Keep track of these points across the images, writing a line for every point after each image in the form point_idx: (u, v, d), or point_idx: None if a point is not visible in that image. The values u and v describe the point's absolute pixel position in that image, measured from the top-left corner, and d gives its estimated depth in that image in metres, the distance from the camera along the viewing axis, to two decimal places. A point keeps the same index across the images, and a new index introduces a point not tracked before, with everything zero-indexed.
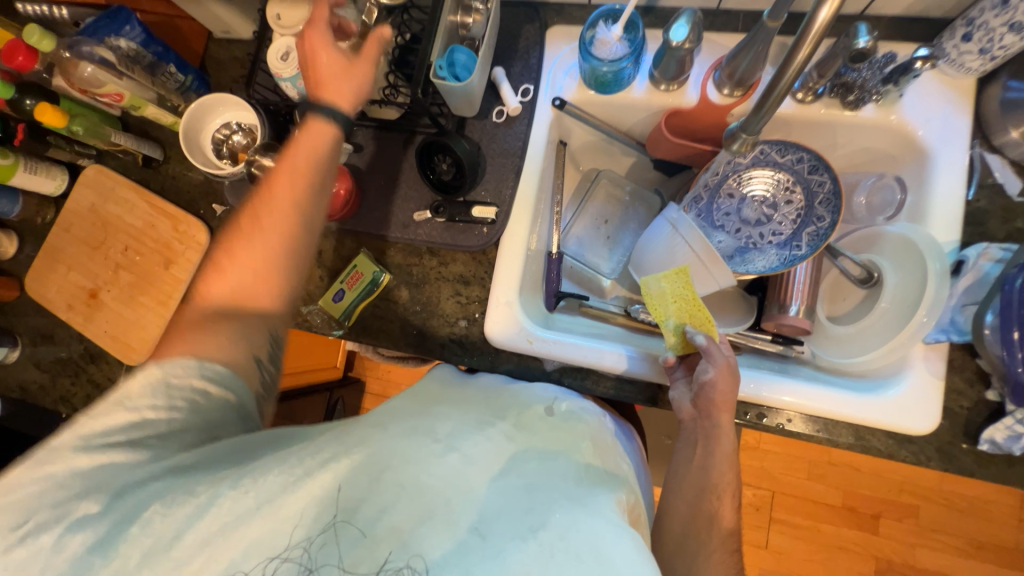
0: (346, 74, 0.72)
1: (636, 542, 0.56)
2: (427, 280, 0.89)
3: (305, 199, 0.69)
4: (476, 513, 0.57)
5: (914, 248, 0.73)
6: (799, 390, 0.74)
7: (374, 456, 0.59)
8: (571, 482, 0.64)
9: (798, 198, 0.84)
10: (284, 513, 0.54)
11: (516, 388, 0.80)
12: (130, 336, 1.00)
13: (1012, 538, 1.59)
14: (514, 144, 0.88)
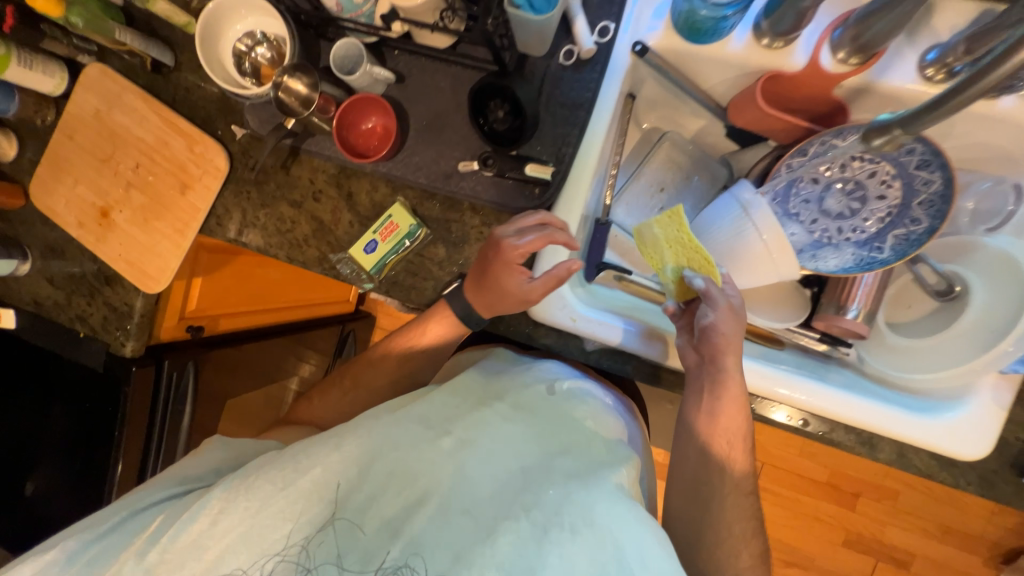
0: (513, 289, 0.71)
1: (638, 512, 0.59)
2: (467, 240, 0.82)
3: (406, 364, 0.83)
4: (466, 499, 0.60)
5: (1014, 268, 0.67)
6: (848, 400, 0.70)
7: (369, 446, 0.63)
8: (566, 459, 0.65)
9: (894, 193, 0.75)
10: (283, 503, 0.60)
11: (505, 374, 0.74)
12: (147, 263, 0.95)
13: (978, 527, 1.68)
14: (581, 95, 0.77)
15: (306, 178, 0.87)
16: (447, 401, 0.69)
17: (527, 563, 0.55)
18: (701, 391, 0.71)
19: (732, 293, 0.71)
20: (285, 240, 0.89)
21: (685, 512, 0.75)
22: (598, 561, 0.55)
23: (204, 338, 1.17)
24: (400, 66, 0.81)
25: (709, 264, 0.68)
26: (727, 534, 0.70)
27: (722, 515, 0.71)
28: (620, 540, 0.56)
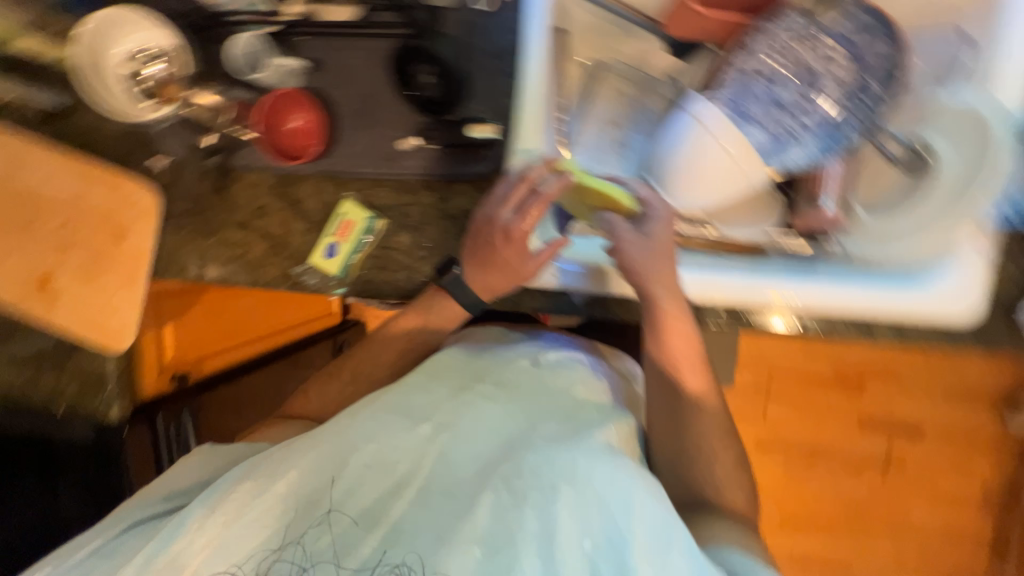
0: (509, 263, 0.70)
1: (617, 463, 0.60)
2: (428, 221, 0.78)
3: (397, 356, 0.80)
4: (450, 482, 0.62)
5: (978, 122, 0.66)
6: (841, 296, 0.72)
7: (351, 451, 0.63)
8: (550, 423, 0.65)
9: (845, 69, 0.71)
10: (270, 512, 0.61)
11: (495, 351, 0.76)
12: (105, 320, 0.89)
13: (977, 382, 1.77)
14: (506, 39, 0.72)
15: (247, 195, 0.82)
16: (430, 389, 0.69)
17: (509, 533, 0.57)
18: (647, 326, 0.72)
19: (655, 232, 0.70)
20: (241, 264, 0.84)
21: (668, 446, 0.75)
22: (583, 519, 0.57)
23: (194, 384, 1.14)
24: (309, 50, 0.75)
25: (607, 194, 0.70)
26: (722, 448, 0.75)
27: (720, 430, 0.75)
28: (603, 493, 0.58)
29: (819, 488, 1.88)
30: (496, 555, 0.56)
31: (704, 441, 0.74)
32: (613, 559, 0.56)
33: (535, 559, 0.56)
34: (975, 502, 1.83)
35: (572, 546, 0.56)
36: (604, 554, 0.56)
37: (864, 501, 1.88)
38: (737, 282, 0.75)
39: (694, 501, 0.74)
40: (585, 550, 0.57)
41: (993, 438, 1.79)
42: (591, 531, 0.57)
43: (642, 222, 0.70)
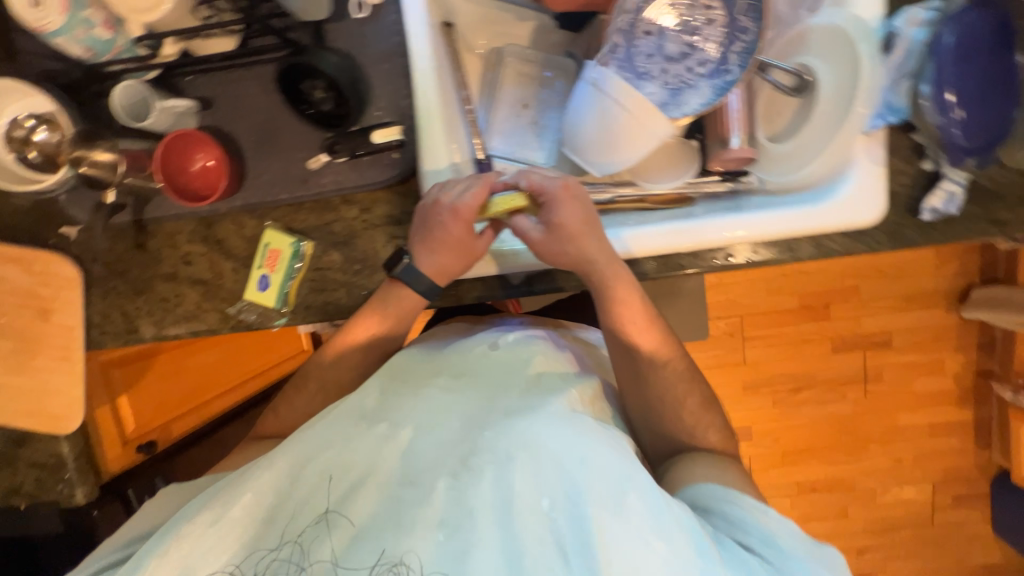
0: (457, 251, 0.72)
1: (573, 425, 0.62)
2: (355, 234, 0.78)
3: (359, 361, 0.78)
4: (411, 471, 0.61)
5: (841, 35, 0.69)
6: (752, 222, 0.74)
7: (311, 464, 0.63)
8: (507, 398, 0.66)
9: (717, 14, 0.75)
10: (256, 527, 0.61)
11: (454, 345, 0.77)
12: (49, 404, 0.86)
13: (930, 284, 1.86)
14: (391, 41, 0.72)
15: (168, 246, 0.80)
16: (389, 391, 0.69)
17: (467, 510, 0.58)
18: (594, 290, 0.74)
19: (558, 216, 0.70)
20: (177, 317, 0.82)
21: (638, 400, 0.77)
22: (540, 481, 0.58)
23: (160, 451, 1.12)
24: (200, 89, 0.74)
25: (500, 203, 0.70)
26: (689, 389, 0.76)
27: (683, 370, 0.76)
28: (560, 454, 0.59)
29: (809, 416, 1.94)
30: (456, 534, 0.57)
31: (667, 391, 0.75)
32: (573, 514, 0.57)
33: (495, 530, 0.57)
34: (951, 394, 1.93)
35: (531, 510, 0.57)
36: (561, 515, 0.57)
37: (853, 418, 1.95)
38: (658, 234, 0.75)
39: (676, 448, 0.77)
40: (545, 511, 0.57)
41: (953, 331, 1.89)
42: (549, 492, 0.58)
43: (545, 209, 0.71)
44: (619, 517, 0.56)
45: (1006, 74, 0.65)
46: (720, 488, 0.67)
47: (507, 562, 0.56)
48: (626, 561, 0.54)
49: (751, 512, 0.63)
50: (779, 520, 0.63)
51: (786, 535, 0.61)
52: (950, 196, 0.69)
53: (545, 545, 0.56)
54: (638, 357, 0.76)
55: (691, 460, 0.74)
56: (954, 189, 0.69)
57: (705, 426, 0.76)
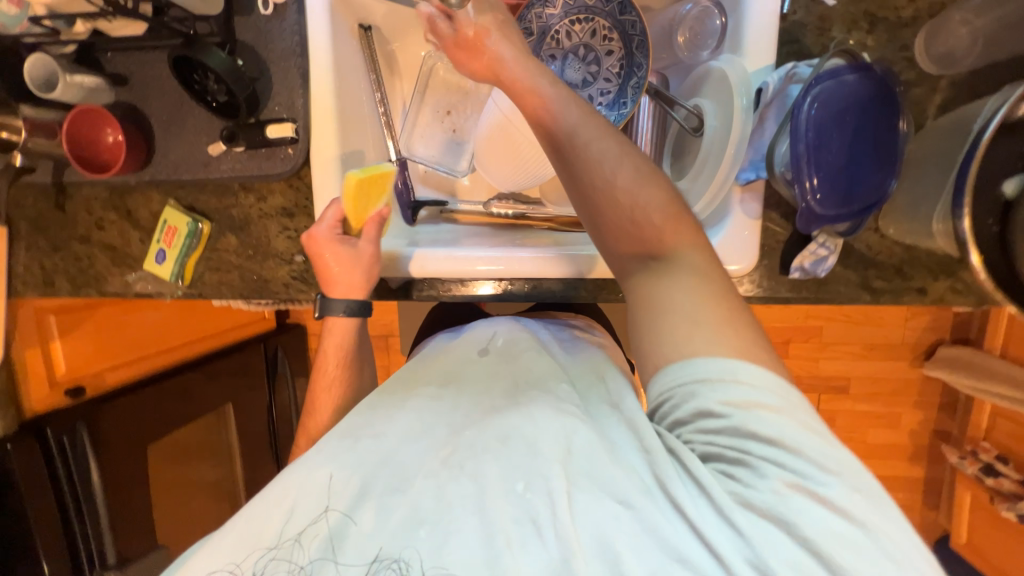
0: (361, 268, 0.73)
1: (555, 414, 0.55)
2: (251, 221, 0.81)
3: (337, 396, 0.75)
4: (393, 472, 0.53)
5: (727, 82, 0.68)
6: (744, 249, 0.69)
7: (305, 484, 0.53)
8: (489, 399, 0.60)
9: (617, 45, 0.75)
10: (243, 535, 0.52)
11: (448, 345, 0.73)
12: None
13: (898, 336, 1.69)
14: (290, 41, 0.75)
15: (83, 210, 0.85)
16: (378, 404, 0.62)
17: (445, 503, 0.50)
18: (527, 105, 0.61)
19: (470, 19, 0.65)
20: (89, 277, 0.87)
21: (578, 195, 0.58)
22: (513, 466, 0.51)
23: (89, 397, 1.16)
24: (117, 66, 0.78)
25: (351, 207, 0.71)
26: (629, 161, 0.57)
27: (612, 142, 0.57)
28: (533, 438, 0.52)
29: None
30: (434, 527, 0.49)
31: (604, 163, 0.56)
32: (545, 490, 0.49)
33: (472, 521, 0.48)
34: (903, 450, 1.78)
35: (502, 494, 0.49)
36: (537, 499, 0.48)
37: None
38: (488, 259, 0.76)
39: (647, 252, 0.55)
40: (517, 495, 0.49)
41: (914, 387, 1.73)
42: (522, 474, 0.50)
43: (454, 18, 0.66)
44: (589, 491, 0.48)
45: (866, 139, 0.62)
46: (687, 363, 0.48)
47: (482, 554, 0.47)
48: (620, 535, 0.46)
49: (724, 401, 0.46)
50: (759, 393, 0.45)
51: (772, 418, 0.45)
52: (820, 257, 0.68)
53: (518, 526, 0.48)
54: (563, 147, 0.58)
55: (660, 292, 0.52)
56: (824, 251, 0.68)
57: (655, 203, 0.55)
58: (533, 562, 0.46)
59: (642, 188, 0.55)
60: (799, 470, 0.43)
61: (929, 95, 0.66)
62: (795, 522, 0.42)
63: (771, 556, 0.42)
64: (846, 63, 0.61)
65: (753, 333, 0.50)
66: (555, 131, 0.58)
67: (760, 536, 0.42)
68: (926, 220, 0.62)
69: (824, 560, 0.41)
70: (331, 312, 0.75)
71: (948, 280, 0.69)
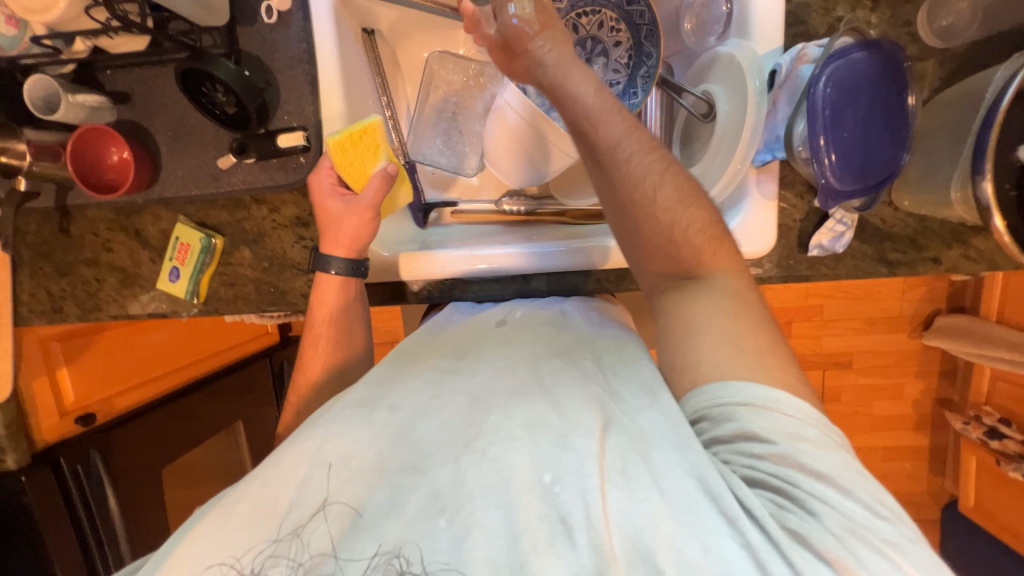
0: (351, 221, 0.71)
1: (583, 397, 0.53)
2: (265, 233, 0.81)
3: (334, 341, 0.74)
4: (409, 454, 0.51)
5: (737, 67, 0.70)
6: (757, 203, 0.69)
7: (319, 454, 0.52)
8: (510, 366, 0.60)
9: (625, 35, 0.76)
10: (248, 514, 0.50)
11: (464, 319, 0.74)
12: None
13: (896, 309, 1.65)
14: (297, 48, 0.74)
15: (89, 232, 0.83)
16: (391, 376, 0.62)
17: (465, 490, 0.47)
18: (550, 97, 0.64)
19: (517, 17, 0.64)
20: (99, 300, 0.85)
21: (617, 207, 0.61)
22: (541, 455, 0.48)
23: (101, 423, 1.12)
24: (116, 83, 0.76)
25: (344, 172, 0.72)
26: (675, 186, 0.59)
27: (654, 160, 0.59)
28: (561, 431, 0.50)
29: None
30: (455, 517, 0.46)
31: (651, 185, 0.58)
32: (579, 490, 0.46)
33: (494, 515, 0.46)
34: (907, 419, 1.75)
35: (528, 488, 0.46)
36: (566, 492, 0.46)
37: None
38: (509, 256, 0.75)
39: (678, 271, 0.59)
40: (545, 488, 0.46)
41: (915, 358, 1.69)
42: (550, 464, 0.47)
43: (499, 13, 0.65)
44: (625, 489, 0.46)
45: (880, 114, 0.63)
46: (723, 384, 0.51)
47: (506, 553, 0.44)
48: (664, 548, 0.43)
49: (767, 431, 0.48)
50: (800, 425, 0.48)
51: (816, 455, 0.47)
52: (838, 234, 0.70)
53: (546, 525, 0.45)
54: (603, 159, 0.60)
55: (693, 311, 0.56)
56: (841, 228, 0.70)
57: (693, 224, 0.58)
58: (564, 565, 0.43)
59: (685, 207, 0.58)
60: (851, 514, 0.44)
61: (933, 68, 0.68)
62: (850, 562, 0.42)
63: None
64: (855, 42, 0.62)
65: (785, 362, 0.53)
66: (597, 139, 0.60)
67: (812, 572, 0.42)
68: (943, 191, 0.64)
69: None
70: (323, 269, 0.73)
71: (961, 249, 0.70)
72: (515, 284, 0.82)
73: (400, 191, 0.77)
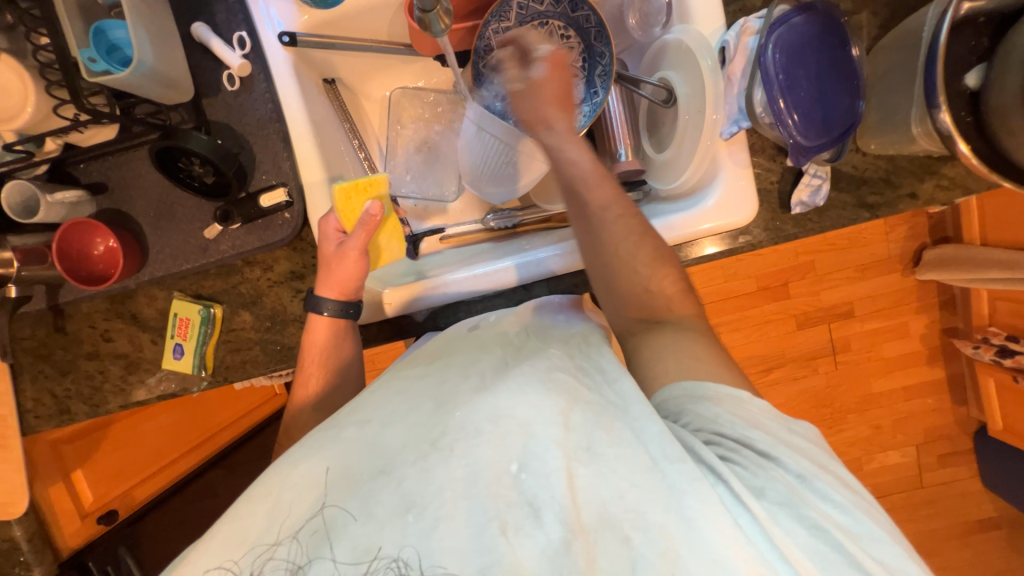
0: (347, 268, 0.71)
1: (543, 384, 0.53)
2: (263, 293, 0.81)
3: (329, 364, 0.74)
4: (377, 460, 0.51)
5: (688, 50, 0.73)
6: (725, 180, 0.71)
7: (288, 478, 0.51)
8: (477, 373, 0.58)
9: (576, 41, 0.80)
10: (225, 534, 0.49)
11: (437, 335, 0.73)
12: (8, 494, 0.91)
13: (884, 251, 1.68)
14: (264, 110, 0.76)
15: (85, 325, 0.83)
16: (370, 393, 0.60)
17: (434, 487, 0.47)
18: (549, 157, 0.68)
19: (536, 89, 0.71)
20: (104, 392, 0.84)
21: (597, 262, 0.63)
22: (507, 446, 0.48)
23: (124, 518, 1.13)
24: (93, 175, 0.77)
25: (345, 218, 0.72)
26: (639, 241, 0.62)
27: (635, 224, 0.62)
28: (526, 420, 0.49)
29: (786, 394, 1.75)
30: (423, 512, 0.46)
31: (621, 242, 0.62)
32: (543, 474, 0.47)
33: (463, 507, 0.46)
34: (920, 355, 1.76)
35: (496, 480, 0.47)
36: (532, 479, 0.47)
37: (828, 391, 1.76)
38: (500, 271, 0.76)
39: (637, 297, 0.61)
40: (513, 477, 0.47)
41: (914, 294, 1.71)
42: (516, 453, 0.48)
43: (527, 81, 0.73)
44: (592, 466, 0.47)
45: (830, 71, 0.66)
46: (695, 382, 0.53)
47: (472, 542, 0.45)
48: (628, 517, 0.44)
49: (731, 410, 0.51)
50: (759, 410, 0.52)
51: (769, 429, 0.51)
52: (815, 187, 0.72)
53: (515, 509, 0.46)
54: (590, 216, 0.63)
55: (661, 336, 0.60)
56: (817, 181, 0.72)
57: (663, 274, 0.62)
58: (533, 544, 0.44)
59: (644, 259, 0.61)
60: (802, 470, 0.48)
61: (867, 19, 0.72)
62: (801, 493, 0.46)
63: (789, 538, 0.44)
64: (792, 7, 0.66)
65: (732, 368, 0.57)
66: (586, 200, 0.63)
67: (775, 519, 0.45)
68: (905, 128, 0.66)
69: (836, 543, 0.44)
70: (315, 310, 0.73)
71: (934, 179, 0.73)
72: (518, 296, 0.82)
73: (393, 246, 0.78)
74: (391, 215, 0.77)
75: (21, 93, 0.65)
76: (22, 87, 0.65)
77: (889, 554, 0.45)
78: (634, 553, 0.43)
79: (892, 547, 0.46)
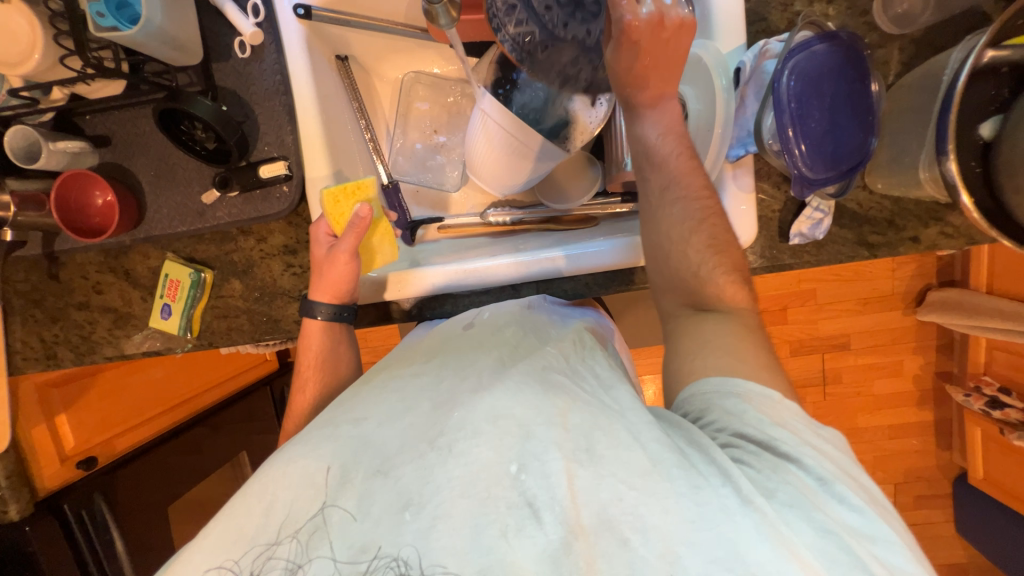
0: (336, 269, 0.71)
1: (541, 385, 0.54)
2: (254, 263, 0.81)
3: (325, 344, 0.75)
4: (373, 457, 0.51)
5: (704, 66, 0.71)
6: (728, 202, 0.70)
7: (284, 476, 0.51)
8: (475, 373, 0.59)
9: None
10: (223, 535, 0.50)
11: (435, 329, 0.75)
12: None
13: (888, 287, 1.65)
14: (272, 80, 0.75)
15: (78, 276, 0.84)
16: (362, 393, 0.60)
17: (432, 486, 0.48)
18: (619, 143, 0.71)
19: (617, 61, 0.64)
20: (92, 342, 0.85)
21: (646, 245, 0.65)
22: (506, 447, 0.49)
23: (103, 467, 1.10)
24: (98, 127, 0.77)
25: (334, 220, 0.72)
26: (681, 225, 0.62)
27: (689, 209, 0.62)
28: (524, 420, 0.50)
29: None
30: (420, 511, 0.46)
31: (667, 228, 0.62)
32: (542, 474, 0.47)
33: (462, 506, 0.46)
34: (909, 396, 1.74)
35: (500, 481, 0.47)
36: (531, 480, 0.47)
37: None
38: (497, 266, 0.75)
39: (692, 297, 0.62)
40: (513, 478, 0.47)
41: (913, 335, 1.69)
42: (515, 455, 0.48)
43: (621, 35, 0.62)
44: (592, 468, 0.47)
45: (847, 103, 0.65)
46: (728, 378, 0.53)
47: (471, 541, 0.45)
48: (627, 518, 0.44)
49: (762, 409, 0.50)
50: (789, 410, 0.51)
51: (796, 430, 0.49)
52: (816, 221, 0.71)
53: (513, 512, 0.46)
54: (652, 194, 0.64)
55: (703, 328, 0.59)
56: (818, 215, 0.71)
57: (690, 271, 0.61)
58: (533, 545, 0.44)
59: (677, 246, 0.62)
60: (824, 473, 0.46)
61: (893, 53, 0.70)
62: (823, 498, 0.45)
63: (797, 539, 0.42)
64: (814, 35, 0.64)
65: None
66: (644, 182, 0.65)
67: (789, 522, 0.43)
68: (912, 171, 0.65)
69: (853, 548, 0.42)
70: (310, 315, 0.75)
71: (938, 226, 0.72)
72: (506, 295, 0.82)
73: (385, 247, 0.77)
74: (383, 218, 0.77)
75: (30, 40, 0.65)
76: (31, 35, 0.65)
77: (903, 558, 0.43)
78: (634, 554, 0.43)
79: (906, 552, 0.44)
